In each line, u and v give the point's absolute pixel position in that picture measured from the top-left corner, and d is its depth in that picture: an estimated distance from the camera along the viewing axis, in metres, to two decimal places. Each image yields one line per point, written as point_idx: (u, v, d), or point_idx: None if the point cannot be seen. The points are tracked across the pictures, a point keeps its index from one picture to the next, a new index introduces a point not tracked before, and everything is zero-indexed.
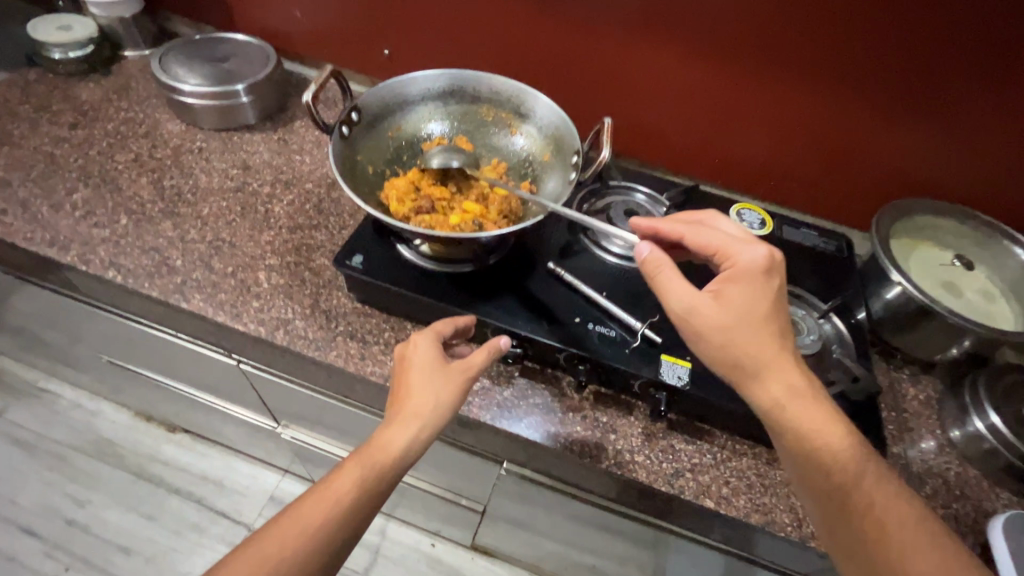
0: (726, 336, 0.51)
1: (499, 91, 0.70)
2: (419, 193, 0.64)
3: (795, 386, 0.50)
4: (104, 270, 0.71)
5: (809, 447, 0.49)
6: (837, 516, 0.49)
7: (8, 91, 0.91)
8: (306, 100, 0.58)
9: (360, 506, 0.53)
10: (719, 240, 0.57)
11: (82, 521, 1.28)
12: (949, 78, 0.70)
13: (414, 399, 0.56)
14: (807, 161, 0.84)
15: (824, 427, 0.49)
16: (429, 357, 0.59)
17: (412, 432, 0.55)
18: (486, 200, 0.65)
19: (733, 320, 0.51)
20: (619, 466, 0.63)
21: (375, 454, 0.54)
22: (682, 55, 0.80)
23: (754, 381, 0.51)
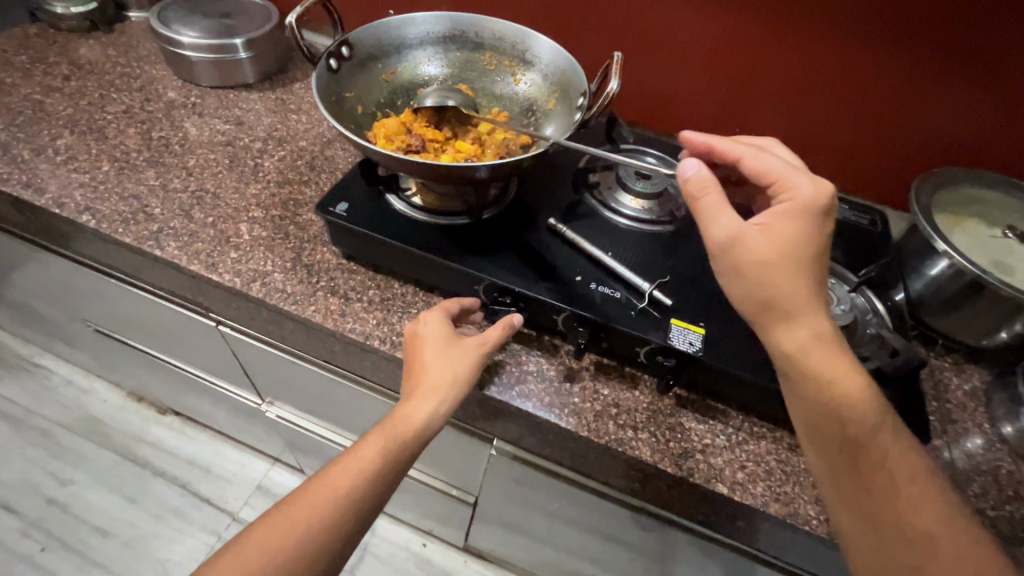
0: (765, 270, 0.43)
1: (503, 35, 0.65)
2: (410, 133, 0.59)
3: (822, 333, 0.43)
4: (78, 214, 0.67)
5: (835, 404, 0.42)
6: (847, 478, 0.42)
7: (7, 43, 0.89)
8: (291, 23, 0.61)
9: (384, 480, 0.49)
10: (779, 168, 0.47)
11: (63, 500, 1.24)
12: (1001, 31, 0.63)
13: (435, 369, 0.53)
14: (836, 129, 0.78)
15: (854, 383, 0.42)
16: (449, 330, 0.56)
17: (433, 402, 0.51)
18: (482, 143, 0.60)
19: (780, 254, 0.43)
20: (621, 443, 0.56)
21: (395, 425, 0.50)
22: (702, 10, 0.74)
23: (780, 323, 0.43)
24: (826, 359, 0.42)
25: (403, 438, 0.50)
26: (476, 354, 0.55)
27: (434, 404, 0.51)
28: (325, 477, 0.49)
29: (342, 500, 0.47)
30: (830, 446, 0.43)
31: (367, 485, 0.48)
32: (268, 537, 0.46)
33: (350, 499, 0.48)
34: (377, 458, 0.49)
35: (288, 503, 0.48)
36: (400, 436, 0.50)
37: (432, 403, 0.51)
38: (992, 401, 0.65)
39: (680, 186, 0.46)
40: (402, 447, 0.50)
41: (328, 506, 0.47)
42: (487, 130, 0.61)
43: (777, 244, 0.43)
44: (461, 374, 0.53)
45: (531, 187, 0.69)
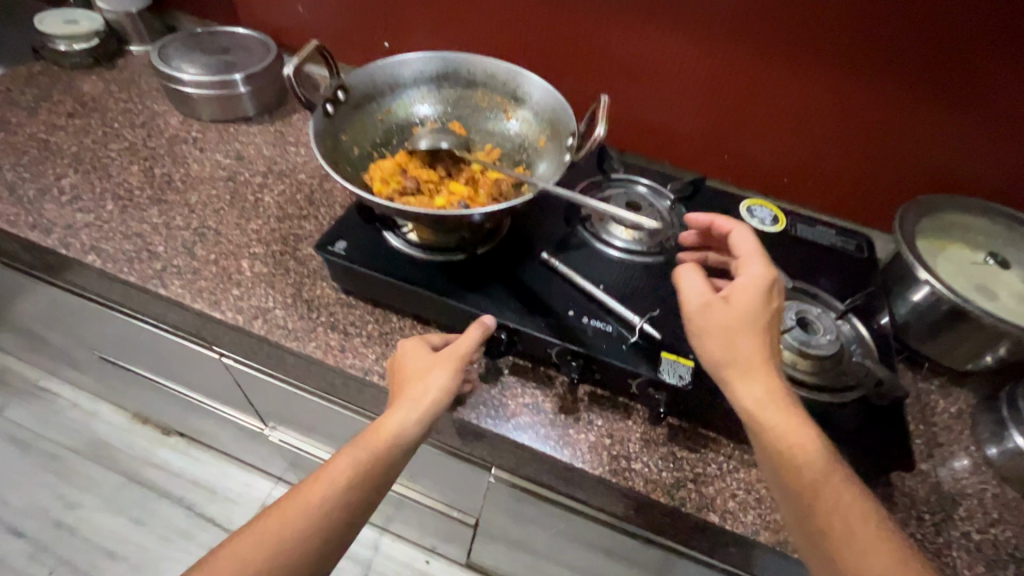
0: (736, 333, 0.49)
1: (493, 74, 0.67)
2: (405, 175, 0.61)
3: (774, 390, 0.47)
4: (85, 254, 0.68)
5: (785, 454, 0.45)
6: (811, 528, 0.44)
7: (12, 81, 0.91)
8: (285, 73, 0.59)
9: (365, 489, 0.50)
10: (747, 248, 0.54)
11: (72, 524, 1.26)
12: (965, 64, 0.65)
13: (414, 382, 0.55)
14: (818, 158, 0.81)
15: (808, 439, 0.45)
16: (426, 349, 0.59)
17: (410, 412, 0.53)
18: (475, 183, 0.62)
19: (735, 321, 0.49)
20: (614, 473, 0.58)
21: (373, 437, 0.52)
22: (683, 45, 0.77)
23: (738, 378, 0.48)
24: (779, 413, 0.46)
25: (381, 451, 0.51)
26: (453, 360, 0.56)
27: (411, 413, 0.53)
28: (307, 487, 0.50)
29: (323, 508, 0.49)
30: (790, 498, 0.45)
31: (349, 492, 0.50)
32: (248, 546, 0.47)
33: (330, 507, 0.49)
34: (353, 469, 0.50)
35: (269, 513, 0.49)
36: (379, 446, 0.51)
37: (409, 413, 0.53)
38: (979, 424, 0.66)
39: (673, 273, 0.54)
40: (382, 457, 0.51)
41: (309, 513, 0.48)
42: (479, 169, 0.63)
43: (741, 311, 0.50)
44: (439, 384, 0.54)
45: (525, 220, 0.72)
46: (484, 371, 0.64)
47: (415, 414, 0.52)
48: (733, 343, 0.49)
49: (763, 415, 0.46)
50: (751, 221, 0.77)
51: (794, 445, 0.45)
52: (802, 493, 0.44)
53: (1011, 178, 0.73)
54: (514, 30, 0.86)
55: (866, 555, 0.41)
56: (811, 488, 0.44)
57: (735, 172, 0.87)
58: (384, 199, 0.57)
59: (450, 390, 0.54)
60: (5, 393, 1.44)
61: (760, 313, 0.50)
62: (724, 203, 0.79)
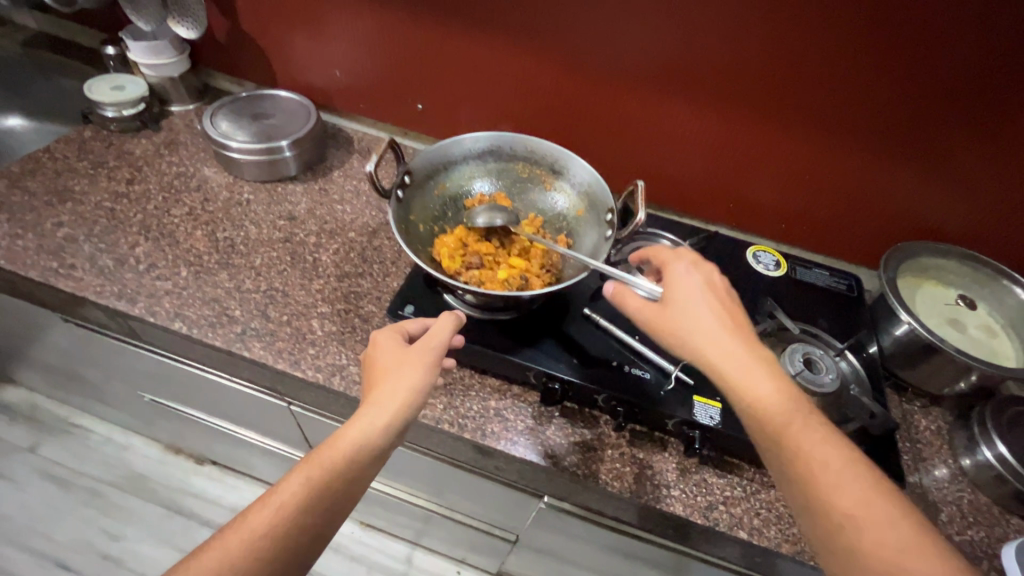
0: (686, 311, 0.55)
1: (535, 150, 0.76)
2: (467, 250, 0.71)
3: (728, 352, 0.53)
4: (170, 320, 0.76)
5: (752, 408, 0.50)
6: (783, 472, 0.49)
7: (67, 149, 0.97)
8: (369, 171, 0.65)
9: (325, 503, 0.49)
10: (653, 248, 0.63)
11: (117, 555, 1.32)
12: (934, 131, 0.79)
13: (377, 387, 0.55)
14: (811, 204, 0.94)
15: (766, 392, 0.51)
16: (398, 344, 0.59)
17: (375, 419, 0.53)
18: (528, 254, 0.71)
19: (673, 311, 0.56)
20: (657, 500, 0.68)
21: (333, 447, 0.51)
22: (696, 109, 0.89)
23: (699, 348, 0.54)
24: (740, 370, 0.52)
25: (341, 462, 0.51)
26: (430, 357, 0.58)
27: (388, 412, 0.54)
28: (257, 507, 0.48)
29: (277, 527, 0.47)
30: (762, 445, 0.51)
31: (308, 507, 0.49)
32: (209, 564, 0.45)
33: (284, 525, 0.48)
34: (309, 484, 0.49)
35: (213, 542, 0.47)
36: (340, 456, 0.51)
37: (374, 419, 0.53)
38: (955, 438, 0.78)
39: (608, 299, 0.60)
40: (344, 469, 0.51)
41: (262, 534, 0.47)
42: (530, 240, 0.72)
43: (687, 291, 0.57)
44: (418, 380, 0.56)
45: None
46: (537, 413, 0.73)
47: (397, 413, 0.54)
48: (691, 318, 0.55)
49: (733, 378, 0.51)
50: (756, 267, 0.88)
51: (765, 401, 0.50)
52: (783, 444, 0.49)
53: (975, 226, 0.86)
54: (543, 98, 0.97)
55: (831, 490, 0.47)
56: (778, 434, 0.50)
57: (739, 217, 1.00)
58: (455, 277, 0.67)
59: (417, 395, 0.55)
60: (37, 431, 1.48)
61: (702, 288, 0.57)
62: (733, 251, 0.91)
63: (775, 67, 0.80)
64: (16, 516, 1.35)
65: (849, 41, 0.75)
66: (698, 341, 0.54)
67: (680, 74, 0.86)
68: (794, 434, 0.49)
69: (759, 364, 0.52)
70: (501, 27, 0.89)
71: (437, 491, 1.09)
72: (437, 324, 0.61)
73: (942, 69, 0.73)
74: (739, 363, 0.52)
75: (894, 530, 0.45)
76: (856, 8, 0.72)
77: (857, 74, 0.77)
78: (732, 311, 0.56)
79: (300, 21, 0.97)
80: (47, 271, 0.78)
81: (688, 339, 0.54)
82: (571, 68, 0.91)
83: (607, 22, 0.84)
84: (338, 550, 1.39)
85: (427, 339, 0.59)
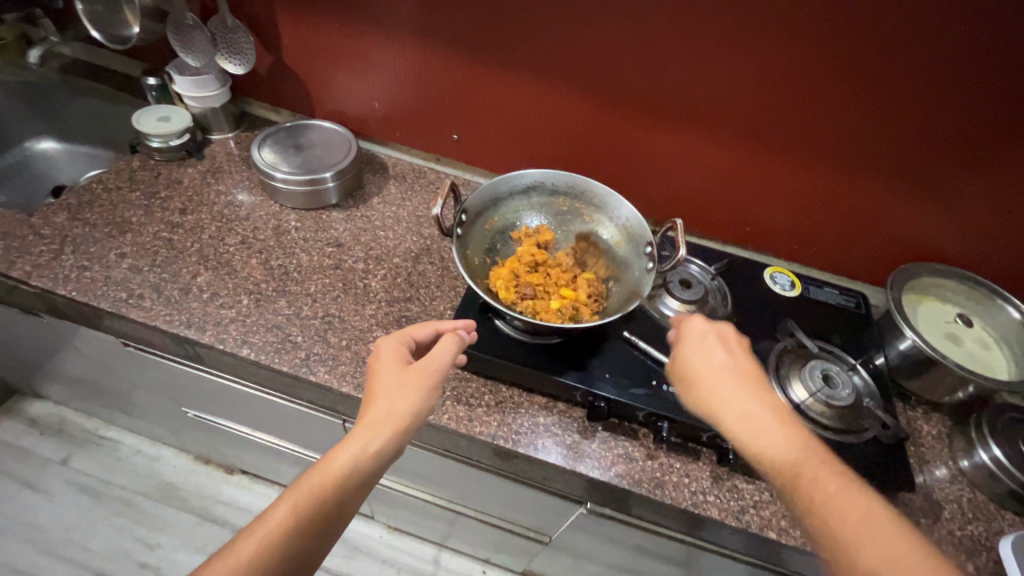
0: (694, 364, 0.66)
1: (576, 186, 0.84)
2: (519, 280, 0.79)
3: (743, 405, 0.61)
4: (239, 347, 0.81)
5: (762, 451, 0.57)
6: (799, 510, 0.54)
7: (118, 179, 1.01)
8: (435, 214, 0.72)
9: (316, 522, 0.54)
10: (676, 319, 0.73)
11: (154, 563, 1.36)
12: (934, 166, 0.87)
13: (371, 409, 0.60)
14: (821, 228, 1.02)
15: (778, 439, 0.58)
16: (397, 361, 0.64)
17: (368, 441, 0.58)
18: (575, 284, 0.80)
19: (693, 369, 0.66)
20: (695, 505, 0.75)
21: (326, 469, 0.57)
22: (717, 143, 0.96)
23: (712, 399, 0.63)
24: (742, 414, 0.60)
25: (332, 484, 0.56)
26: (428, 377, 0.63)
27: (391, 427, 0.59)
28: (251, 529, 0.53)
29: (270, 545, 0.52)
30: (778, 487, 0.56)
31: (305, 523, 0.54)
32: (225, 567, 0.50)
33: (294, 531, 0.53)
34: (316, 494, 0.55)
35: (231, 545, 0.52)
36: (331, 477, 0.56)
37: (367, 441, 0.58)
38: (954, 442, 0.86)
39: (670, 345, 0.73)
40: (335, 489, 0.56)
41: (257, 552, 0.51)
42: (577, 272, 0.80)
43: (693, 347, 0.68)
44: (417, 397, 0.61)
45: None
46: (582, 428, 0.80)
47: (397, 429, 0.59)
48: (699, 370, 0.65)
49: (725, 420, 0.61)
50: (773, 286, 0.98)
51: (760, 438, 0.58)
52: (795, 489, 0.55)
53: (970, 249, 0.95)
54: (574, 131, 1.03)
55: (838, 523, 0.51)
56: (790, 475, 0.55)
57: (755, 238, 1.08)
58: (513, 307, 0.75)
59: (409, 417, 0.60)
60: (67, 444, 1.51)
61: (713, 344, 0.67)
62: (750, 273, 0.99)
63: (792, 108, 0.88)
64: (51, 528, 1.38)
65: (859, 86, 0.82)
66: (697, 389, 0.64)
67: (704, 111, 0.93)
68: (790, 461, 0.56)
69: (761, 408, 0.60)
70: (536, 68, 0.96)
71: (472, 497, 1.15)
72: (438, 346, 0.66)
73: (943, 110, 0.81)
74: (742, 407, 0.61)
75: (894, 546, 0.49)
76: (866, 57, 0.79)
77: (867, 114, 0.85)
78: (743, 363, 0.65)
79: (342, 56, 1.03)
80: (118, 302, 0.84)
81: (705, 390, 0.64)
82: (602, 106, 0.98)
83: (637, 66, 0.91)
84: (368, 554, 1.45)
85: (426, 362, 0.64)
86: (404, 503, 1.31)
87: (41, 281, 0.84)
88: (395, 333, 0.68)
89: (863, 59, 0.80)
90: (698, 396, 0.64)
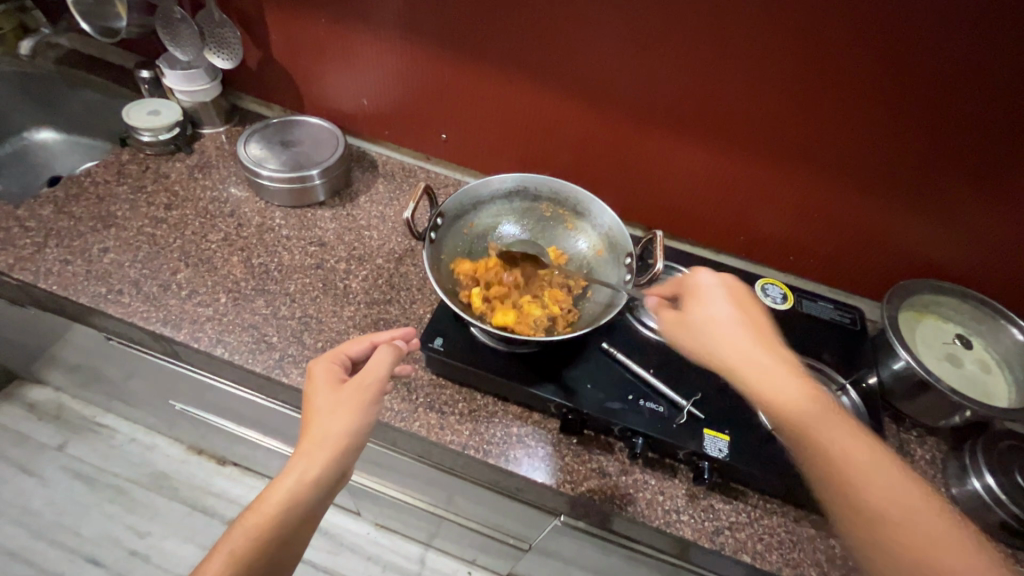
0: (711, 328, 0.66)
1: (558, 192, 0.82)
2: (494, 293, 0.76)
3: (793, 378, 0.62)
4: (213, 346, 0.81)
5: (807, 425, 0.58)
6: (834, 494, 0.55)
7: (106, 173, 1.02)
8: (407, 218, 0.70)
9: (261, 558, 0.56)
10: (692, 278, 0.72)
11: (144, 551, 1.37)
12: (938, 179, 0.83)
13: (305, 438, 0.60)
14: (818, 240, 0.98)
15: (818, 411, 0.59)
16: (330, 382, 0.63)
17: (304, 471, 0.58)
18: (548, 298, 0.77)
19: (733, 334, 0.65)
20: (667, 524, 0.73)
21: (263, 506, 0.57)
22: (710, 149, 0.93)
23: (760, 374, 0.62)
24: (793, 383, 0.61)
25: (270, 520, 0.56)
26: (362, 397, 0.62)
27: (329, 452, 0.59)
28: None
29: None
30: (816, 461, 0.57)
31: (250, 561, 0.55)
32: None
33: (242, 571, 0.55)
34: (258, 532, 0.56)
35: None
36: (268, 515, 0.57)
37: (303, 471, 0.58)
38: (948, 468, 0.83)
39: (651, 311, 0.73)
40: (276, 524, 0.57)
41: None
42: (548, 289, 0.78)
43: (705, 304, 0.69)
44: (351, 419, 0.61)
45: None
46: (556, 440, 0.78)
47: (336, 452, 0.59)
48: (718, 332, 0.66)
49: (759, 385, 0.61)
50: (763, 299, 0.95)
51: (795, 403, 0.60)
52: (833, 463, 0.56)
53: (975, 266, 0.91)
54: (564, 134, 1.01)
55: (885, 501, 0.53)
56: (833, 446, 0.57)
57: (750, 248, 1.05)
58: (482, 318, 0.74)
59: (345, 440, 0.60)
60: (63, 430, 1.53)
61: (722, 301, 0.68)
62: (741, 284, 0.96)
63: (787, 116, 0.85)
64: (45, 512, 1.40)
65: (857, 94, 0.79)
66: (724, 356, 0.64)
67: (697, 118, 0.90)
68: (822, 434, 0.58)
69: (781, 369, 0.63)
70: (525, 68, 0.93)
71: (454, 501, 1.14)
72: (371, 361, 0.65)
73: (947, 121, 0.77)
74: (779, 385, 0.61)
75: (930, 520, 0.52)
76: (865, 65, 0.76)
77: (866, 124, 0.81)
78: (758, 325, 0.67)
79: (331, 52, 1.02)
80: (97, 297, 0.84)
81: (756, 364, 0.63)
82: (592, 109, 0.95)
83: (628, 69, 0.88)
84: (355, 550, 1.45)
85: (360, 381, 0.63)
86: (389, 502, 1.31)
87: (23, 274, 0.85)
88: (328, 352, 0.66)
89: (861, 67, 0.76)
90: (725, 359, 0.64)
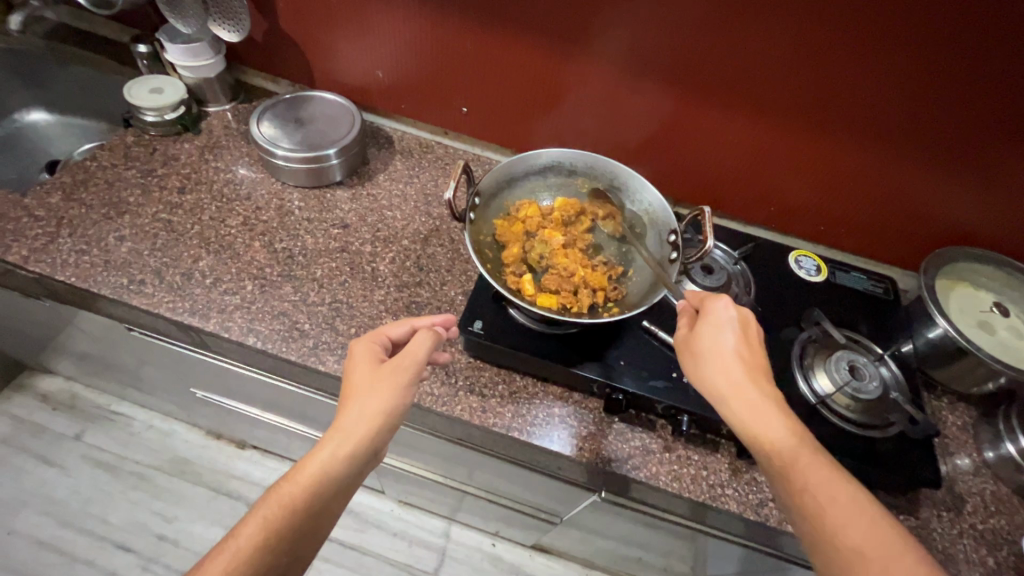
0: (712, 354, 0.60)
1: (594, 167, 0.82)
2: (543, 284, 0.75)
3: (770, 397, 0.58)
4: (245, 336, 0.79)
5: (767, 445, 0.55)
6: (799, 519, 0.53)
7: (113, 156, 0.97)
8: (449, 199, 0.67)
9: (291, 530, 0.54)
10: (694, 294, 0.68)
11: (171, 535, 1.38)
12: (981, 147, 0.81)
13: (343, 414, 0.59)
14: (851, 210, 0.97)
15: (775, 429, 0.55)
16: (369, 361, 0.62)
17: (339, 445, 0.57)
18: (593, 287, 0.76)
19: (718, 354, 0.60)
20: (713, 498, 0.74)
21: (296, 478, 0.56)
22: (744, 119, 0.90)
23: (725, 386, 0.58)
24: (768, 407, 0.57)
25: (303, 492, 0.55)
26: (402, 375, 0.61)
27: (367, 426, 0.58)
28: (221, 546, 0.52)
29: (245, 558, 0.52)
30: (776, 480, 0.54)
31: (279, 533, 0.53)
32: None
33: (271, 540, 0.53)
34: (290, 504, 0.54)
35: (213, 555, 0.52)
36: (304, 485, 0.55)
37: (343, 444, 0.57)
38: (980, 433, 0.84)
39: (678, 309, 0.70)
40: (309, 494, 0.55)
41: (227, 569, 0.51)
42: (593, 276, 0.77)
43: (715, 331, 0.62)
44: (390, 395, 0.59)
45: None
46: (599, 420, 0.78)
47: (376, 427, 0.58)
48: (718, 362, 0.60)
49: (742, 419, 0.57)
50: (798, 271, 0.95)
51: (775, 442, 0.55)
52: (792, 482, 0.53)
53: (1010, 233, 0.90)
54: (589, 105, 0.97)
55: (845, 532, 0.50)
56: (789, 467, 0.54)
57: (780, 220, 1.04)
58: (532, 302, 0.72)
59: (382, 417, 0.58)
60: (79, 420, 1.52)
61: (731, 333, 0.61)
62: (773, 257, 0.96)
63: (827, 84, 0.81)
64: (69, 501, 1.40)
65: (903, 61, 0.76)
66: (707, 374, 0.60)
67: (732, 87, 0.87)
68: (799, 464, 0.53)
69: (769, 404, 0.57)
70: (553, 36, 0.89)
71: (482, 478, 1.15)
72: (412, 343, 0.63)
73: (994, 85, 0.74)
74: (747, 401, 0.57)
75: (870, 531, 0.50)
76: (913, 32, 0.73)
77: (908, 89, 0.78)
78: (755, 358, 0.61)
79: (343, 21, 0.96)
80: (119, 288, 0.81)
81: (745, 391, 0.58)
82: (622, 80, 0.91)
83: (663, 37, 0.84)
84: (380, 526, 1.48)
85: (400, 359, 0.62)
86: (414, 481, 1.32)
87: (39, 266, 0.81)
88: (369, 333, 0.66)
89: (910, 33, 0.73)
90: (715, 389, 0.59)
